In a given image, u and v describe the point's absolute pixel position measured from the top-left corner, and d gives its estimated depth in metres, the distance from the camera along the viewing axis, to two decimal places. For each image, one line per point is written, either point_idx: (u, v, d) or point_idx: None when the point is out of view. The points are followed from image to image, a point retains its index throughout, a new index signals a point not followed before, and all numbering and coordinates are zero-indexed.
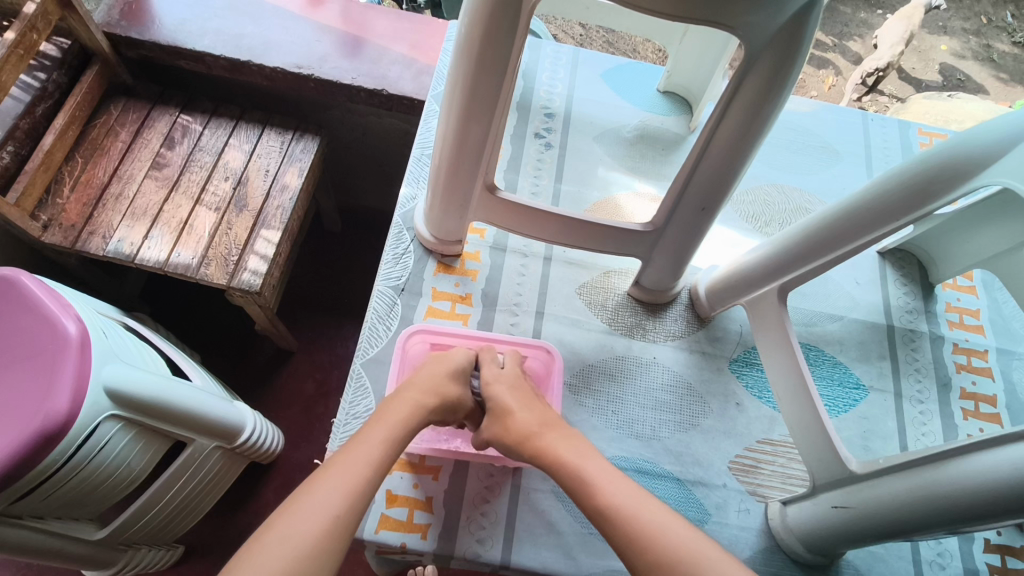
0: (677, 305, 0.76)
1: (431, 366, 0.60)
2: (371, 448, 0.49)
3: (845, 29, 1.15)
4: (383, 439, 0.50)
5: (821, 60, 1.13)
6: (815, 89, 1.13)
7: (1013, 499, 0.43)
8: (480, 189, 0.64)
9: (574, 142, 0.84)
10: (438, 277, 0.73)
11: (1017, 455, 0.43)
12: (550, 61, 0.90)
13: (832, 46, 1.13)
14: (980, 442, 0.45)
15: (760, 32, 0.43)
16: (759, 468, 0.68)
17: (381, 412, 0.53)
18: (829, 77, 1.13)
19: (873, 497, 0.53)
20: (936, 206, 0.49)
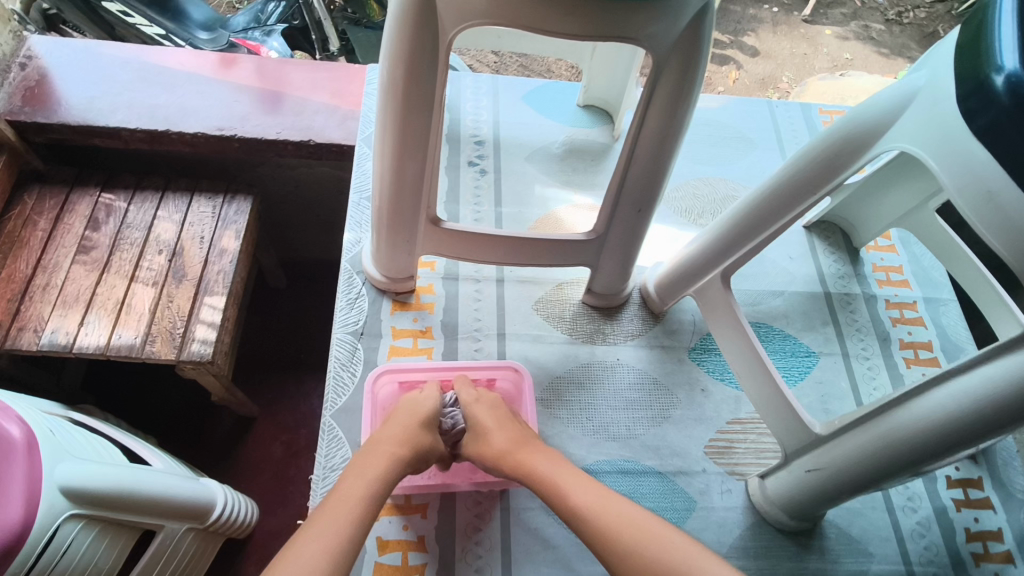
0: (630, 305, 0.78)
1: (403, 413, 0.59)
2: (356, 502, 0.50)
3: (739, 26, 1.22)
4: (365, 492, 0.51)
5: (723, 57, 1.21)
6: (721, 85, 1.19)
7: (960, 431, 0.47)
8: (425, 223, 0.65)
9: (506, 165, 0.86)
10: (395, 315, 0.73)
11: (954, 391, 0.47)
12: (472, 92, 0.92)
13: (730, 43, 1.21)
14: (922, 385, 0.49)
15: (662, 40, 0.47)
16: (733, 447, 0.70)
17: (357, 466, 0.54)
18: (732, 71, 1.19)
19: (839, 455, 0.56)
20: (846, 177, 0.53)
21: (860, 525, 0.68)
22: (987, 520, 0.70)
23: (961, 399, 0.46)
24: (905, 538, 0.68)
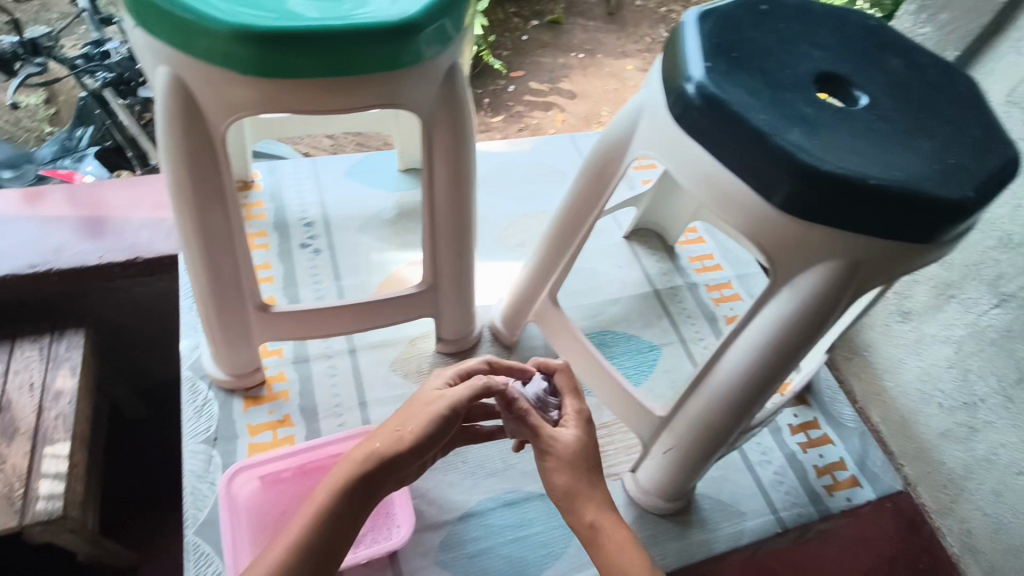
0: (483, 343, 0.81)
1: (419, 406, 0.51)
2: (361, 493, 0.50)
3: (553, 75, 1.38)
4: (365, 479, 0.50)
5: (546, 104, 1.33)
6: (552, 127, 1.30)
7: (756, 379, 0.53)
8: (253, 311, 0.65)
9: (340, 239, 0.88)
10: (250, 411, 0.72)
11: (738, 348, 0.53)
12: (293, 177, 0.93)
13: (549, 90, 1.35)
14: (717, 351, 0.55)
15: (424, 101, 0.51)
16: (605, 451, 0.75)
17: (392, 420, 0.52)
18: (558, 114, 1.32)
19: (680, 430, 0.62)
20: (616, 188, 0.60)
21: (729, 490, 0.75)
22: (829, 453, 0.80)
23: (745, 354, 0.53)
24: (768, 489, 0.75)
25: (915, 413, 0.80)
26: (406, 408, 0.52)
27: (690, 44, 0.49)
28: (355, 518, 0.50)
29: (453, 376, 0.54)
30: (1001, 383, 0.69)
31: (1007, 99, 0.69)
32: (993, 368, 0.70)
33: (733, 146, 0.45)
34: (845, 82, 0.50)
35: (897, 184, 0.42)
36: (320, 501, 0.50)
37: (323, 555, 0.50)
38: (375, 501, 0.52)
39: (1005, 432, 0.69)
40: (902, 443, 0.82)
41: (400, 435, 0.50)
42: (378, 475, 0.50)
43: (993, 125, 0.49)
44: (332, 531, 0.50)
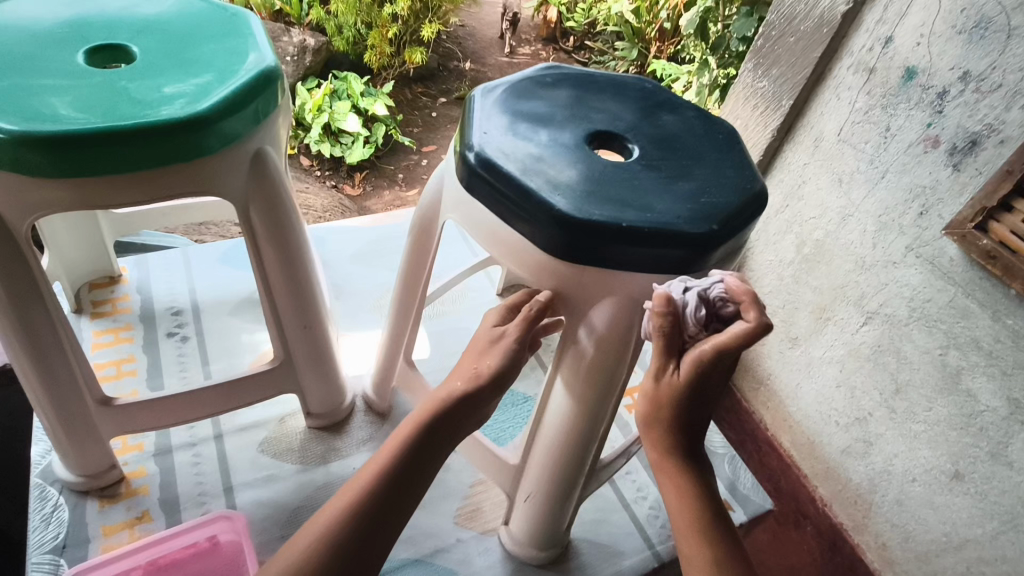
0: (357, 413, 0.82)
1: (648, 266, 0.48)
2: (436, 432, 0.52)
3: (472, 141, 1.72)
4: (446, 411, 0.53)
5: None
6: None
7: (579, 416, 0.57)
8: (94, 405, 0.64)
9: (210, 325, 0.87)
10: (104, 512, 0.69)
11: (559, 389, 0.57)
12: (163, 269, 0.93)
13: None
14: (545, 394, 0.59)
15: (233, 185, 0.55)
16: (480, 507, 0.75)
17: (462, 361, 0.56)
18: None
19: (533, 474, 0.65)
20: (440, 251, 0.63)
21: (607, 530, 0.76)
22: None
23: (564, 393, 0.57)
24: (645, 525, 0.77)
25: (818, 435, 0.91)
26: (471, 347, 0.56)
27: (473, 115, 0.54)
28: (424, 466, 0.51)
29: (503, 311, 0.56)
30: (884, 396, 0.81)
31: (839, 136, 0.80)
32: (875, 383, 0.82)
33: (505, 203, 0.49)
34: (617, 138, 0.56)
35: (643, 225, 0.47)
36: (407, 434, 0.51)
37: (392, 507, 0.49)
38: (443, 450, 0.53)
39: (896, 441, 0.80)
40: (813, 466, 0.93)
41: (458, 381, 0.54)
42: (465, 403, 0.53)
43: (747, 164, 0.55)
44: (422, 463, 0.51)
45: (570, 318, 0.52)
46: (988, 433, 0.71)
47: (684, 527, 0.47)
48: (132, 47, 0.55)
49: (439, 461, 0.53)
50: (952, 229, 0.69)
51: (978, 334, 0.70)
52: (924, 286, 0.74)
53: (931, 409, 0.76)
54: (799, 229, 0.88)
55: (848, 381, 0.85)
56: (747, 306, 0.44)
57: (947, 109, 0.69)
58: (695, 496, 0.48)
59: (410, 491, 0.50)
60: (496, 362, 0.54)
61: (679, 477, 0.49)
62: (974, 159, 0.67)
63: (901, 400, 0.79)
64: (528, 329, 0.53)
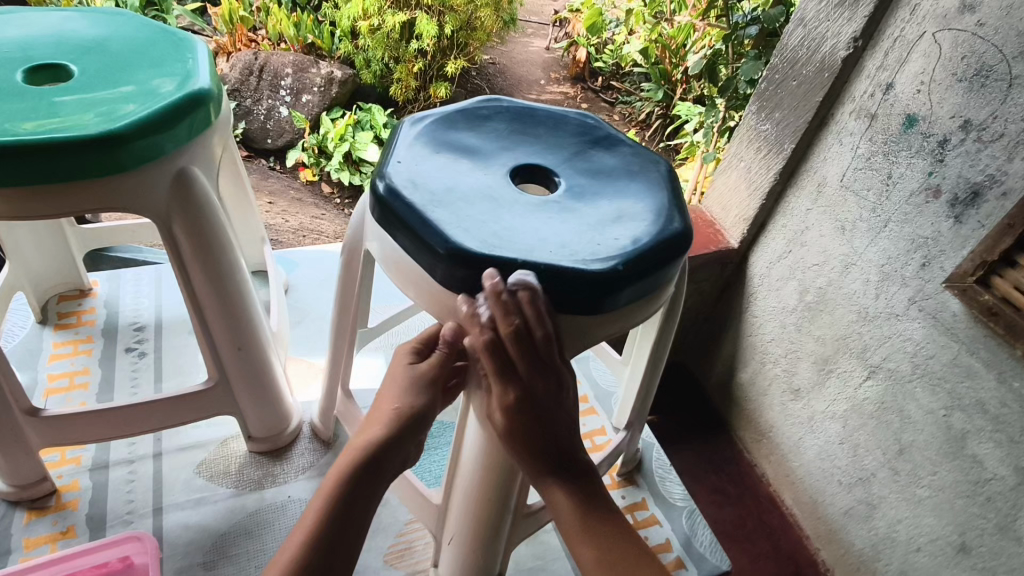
0: (301, 440, 0.81)
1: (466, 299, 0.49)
2: (363, 483, 0.51)
3: None
4: (371, 455, 0.52)
5: None
6: None
7: (492, 454, 0.55)
8: (23, 415, 0.64)
9: (169, 342, 0.89)
10: (31, 524, 0.68)
11: (472, 425, 0.55)
12: (133, 285, 0.97)
13: None
14: (459, 429, 0.57)
15: (154, 202, 0.56)
16: (413, 547, 0.72)
17: (379, 402, 0.55)
18: None
19: (454, 514, 0.62)
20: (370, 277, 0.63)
21: None
22: (655, 535, 0.78)
23: (476, 430, 0.55)
24: None
25: (824, 491, 0.99)
26: (386, 386, 0.55)
27: (395, 145, 0.54)
28: (356, 520, 0.50)
29: (415, 346, 0.55)
30: (887, 456, 0.87)
31: (842, 182, 0.88)
32: (877, 441, 0.88)
33: (408, 232, 0.48)
34: (546, 172, 0.56)
35: (543, 262, 0.45)
36: (332, 488, 0.50)
37: (331, 563, 0.48)
38: (374, 499, 0.52)
39: (899, 505, 0.86)
40: (817, 528, 1.01)
41: (376, 426, 0.53)
42: (389, 448, 0.52)
43: (676, 203, 0.54)
44: (354, 518, 0.50)
45: (474, 357, 0.51)
46: (995, 504, 0.74)
47: (569, 523, 0.52)
48: (72, 67, 0.57)
49: (373, 510, 0.52)
50: (953, 283, 0.74)
51: (983, 396, 0.73)
52: (926, 341, 0.79)
53: (936, 473, 0.80)
54: (801, 276, 0.96)
55: (851, 438, 0.92)
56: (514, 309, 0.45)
57: (947, 157, 0.74)
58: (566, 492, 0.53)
59: (345, 548, 0.49)
60: (412, 401, 0.53)
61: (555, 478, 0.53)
62: (975, 211, 0.72)
63: (903, 461, 0.84)
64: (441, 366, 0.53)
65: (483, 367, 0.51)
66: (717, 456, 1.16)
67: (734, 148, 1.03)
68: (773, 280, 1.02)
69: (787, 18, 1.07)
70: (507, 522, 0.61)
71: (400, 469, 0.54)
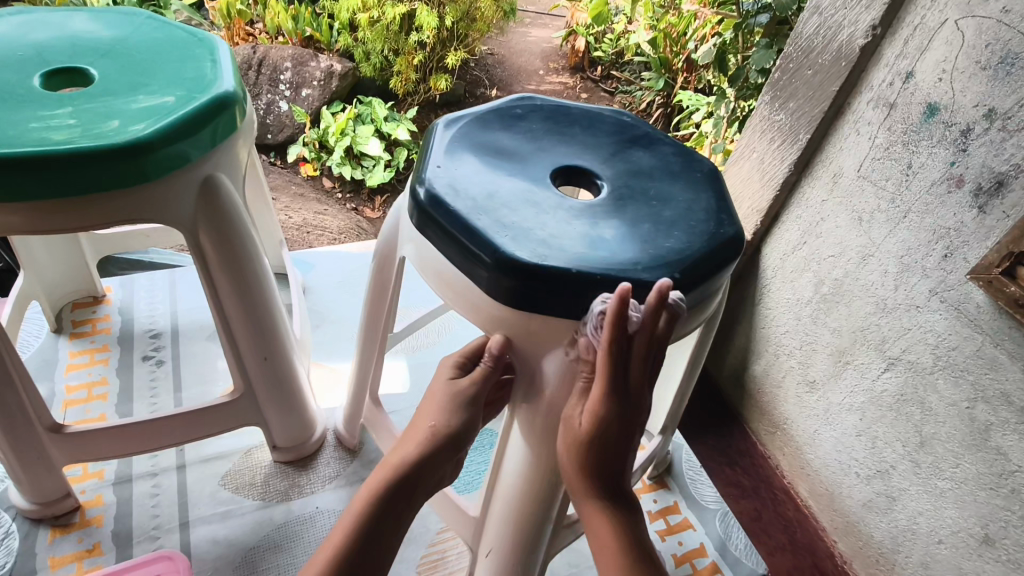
0: (326, 448, 0.79)
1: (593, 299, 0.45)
2: (395, 502, 0.49)
3: None
4: (406, 474, 0.50)
5: None
6: None
7: (535, 469, 0.53)
8: (44, 432, 0.63)
9: (185, 349, 0.87)
10: (55, 542, 0.67)
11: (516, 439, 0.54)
12: (146, 290, 0.95)
13: None
14: (500, 443, 0.56)
15: (178, 210, 0.54)
16: (446, 557, 0.71)
17: (416, 420, 0.53)
18: None
19: (493, 526, 0.60)
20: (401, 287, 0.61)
21: None
22: (689, 540, 0.77)
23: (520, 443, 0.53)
24: None
25: (840, 484, 0.98)
26: (425, 403, 0.53)
27: (430, 149, 0.52)
28: (385, 540, 0.49)
29: (459, 359, 0.52)
30: (907, 448, 0.85)
31: (859, 173, 0.86)
32: (896, 434, 0.87)
33: (450, 240, 0.46)
34: (586, 174, 0.54)
35: (597, 271, 0.43)
36: (365, 507, 0.48)
37: None
38: (406, 518, 0.50)
39: (920, 498, 0.85)
40: (834, 519, 1.00)
41: (411, 445, 0.51)
42: (423, 468, 0.50)
43: (722, 207, 0.52)
44: (385, 538, 0.49)
45: (521, 371, 0.49)
46: (1021, 496, 0.73)
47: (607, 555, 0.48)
48: (89, 71, 0.55)
49: (404, 529, 0.50)
50: (978, 273, 0.71)
51: (1007, 388, 0.72)
52: (948, 333, 0.77)
53: (959, 466, 0.79)
54: (817, 267, 0.94)
55: (869, 429, 0.91)
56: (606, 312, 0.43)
57: (971, 147, 0.72)
58: (626, 539, 0.49)
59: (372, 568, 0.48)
60: (448, 420, 0.51)
61: (606, 518, 0.49)
62: (999, 201, 0.70)
63: (925, 453, 0.83)
64: (482, 384, 0.50)
65: (531, 380, 0.49)
66: (731, 448, 1.14)
67: (747, 138, 1.02)
68: (788, 271, 0.99)
69: (799, 5, 1.04)
70: (547, 535, 0.59)
71: (435, 489, 0.52)
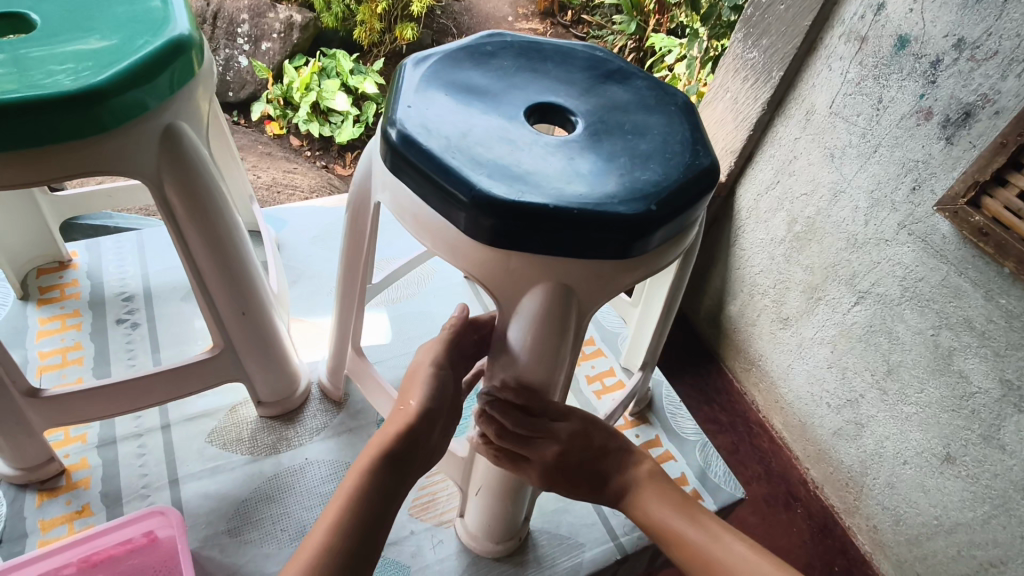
0: (313, 401, 0.79)
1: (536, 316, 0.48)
2: (390, 475, 0.48)
3: None
4: (395, 448, 0.49)
5: None
6: None
7: None
8: (23, 397, 0.62)
9: (160, 311, 0.85)
10: (43, 506, 0.67)
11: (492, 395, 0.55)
12: (114, 253, 0.92)
13: None
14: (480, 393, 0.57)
15: (145, 164, 0.53)
16: (437, 500, 0.73)
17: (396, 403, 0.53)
18: None
19: (481, 465, 0.62)
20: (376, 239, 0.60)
21: (568, 522, 0.73)
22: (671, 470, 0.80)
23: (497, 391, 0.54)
24: (608, 515, 0.74)
25: (812, 414, 1.01)
26: (403, 389, 0.54)
27: (400, 88, 0.51)
28: (382, 518, 0.47)
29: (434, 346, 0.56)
30: (875, 376, 0.89)
31: (831, 109, 0.86)
32: (865, 363, 0.89)
33: (425, 181, 0.45)
34: (561, 111, 0.53)
35: (574, 205, 0.43)
36: (356, 483, 0.47)
37: (359, 549, 0.45)
38: (399, 494, 0.49)
39: (887, 423, 0.88)
40: (807, 448, 1.04)
41: (393, 426, 0.51)
42: (411, 442, 0.50)
43: (698, 138, 0.52)
44: (381, 511, 0.47)
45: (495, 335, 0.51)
46: (980, 415, 0.76)
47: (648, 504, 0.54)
48: (32, 16, 0.52)
49: (399, 504, 0.49)
50: (945, 205, 0.72)
51: (970, 314, 0.75)
52: (916, 265, 0.79)
53: (924, 390, 0.82)
54: (790, 206, 0.95)
55: (839, 361, 0.93)
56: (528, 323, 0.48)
57: (939, 79, 0.72)
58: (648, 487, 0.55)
59: (373, 542, 0.46)
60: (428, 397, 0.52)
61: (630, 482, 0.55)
62: (967, 131, 0.71)
63: (892, 380, 0.86)
64: None
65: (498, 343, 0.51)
66: (709, 386, 1.17)
67: (720, 79, 1.01)
68: (762, 210, 1.00)
69: None
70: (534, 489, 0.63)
71: (426, 463, 0.52)
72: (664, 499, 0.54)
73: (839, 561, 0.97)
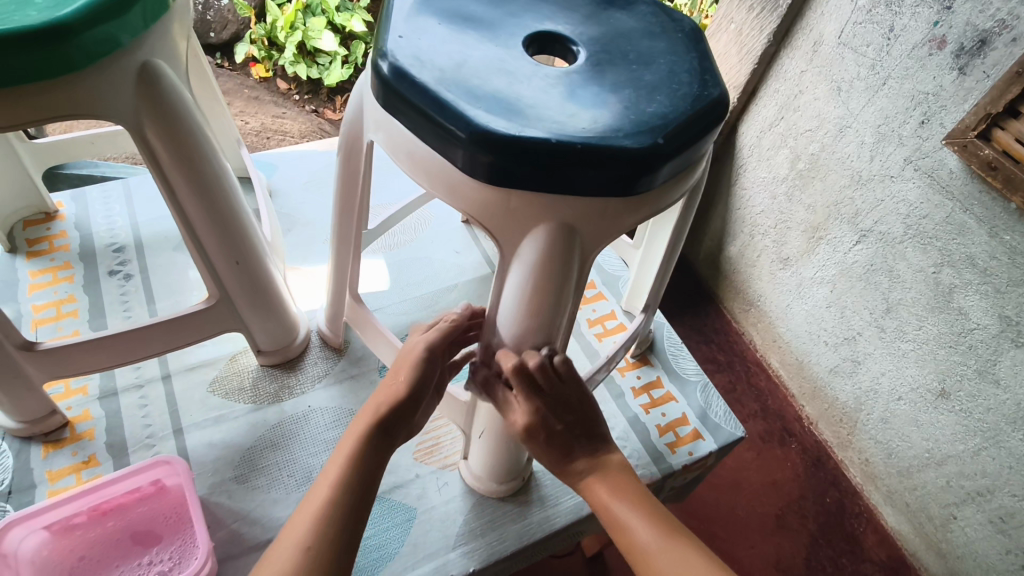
0: (312, 348, 0.79)
1: (543, 251, 0.46)
2: (381, 445, 0.50)
3: None
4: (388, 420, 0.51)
5: None
6: None
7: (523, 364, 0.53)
8: (19, 351, 0.61)
9: (153, 262, 0.84)
10: (49, 457, 0.67)
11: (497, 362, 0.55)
12: (102, 203, 0.90)
13: None
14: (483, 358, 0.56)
15: (121, 105, 0.50)
16: (440, 444, 0.74)
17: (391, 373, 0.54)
18: None
19: (484, 410, 0.62)
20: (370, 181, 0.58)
21: None
22: (672, 411, 0.80)
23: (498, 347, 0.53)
24: None
25: (809, 352, 1.02)
26: (399, 360, 0.55)
27: (390, 16, 0.48)
28: (375, 482, 0.49)
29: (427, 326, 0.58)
30: (874, 315, 0.88)
31: (839, 40, 0.82)
32: (864, 302, 0.89)
33: (420, 116, 0.43)
34: (563, 41, 0.50)
35: (578, 139, 0.41)
36: (358, 447, 0.49)
37: (360, 506, 0.47)
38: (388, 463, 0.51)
39: (883, 359, 0.89)
40: (803, 386, 1.05)
41: (385, 397, 0.52)
42: (400, 415, 0.52)
43: (706, 68, 0.49)
44: (375, 475, 0.49)
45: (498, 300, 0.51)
46: (976, 351, 0.76)
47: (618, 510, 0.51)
48: None
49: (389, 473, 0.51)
50: (953, 138, 0.70)
51: (973, 251, 0.74)
52: (921, 202, 0.77)
53: (922, 328, 0.82)
54: (793, 143, 0.92)
55: (838, 300, 0.93)
56: (531, 262, 0.46)
57: (956, 4, 0.69)
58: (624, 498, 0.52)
59: (370, 500, 0.48)
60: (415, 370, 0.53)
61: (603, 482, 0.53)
62: (981, 61, 0.67)
63: (890, 318, 0.86)
64: (445, 339, 0.55)
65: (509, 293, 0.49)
66: (708, 327, 1.17)
67: (724, 9, 0.96)
68: (765, 149, 0.98)
69: None
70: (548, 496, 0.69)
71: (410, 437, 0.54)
72: (624, 494, 0.52)
73: (831, 493, 0.99)
